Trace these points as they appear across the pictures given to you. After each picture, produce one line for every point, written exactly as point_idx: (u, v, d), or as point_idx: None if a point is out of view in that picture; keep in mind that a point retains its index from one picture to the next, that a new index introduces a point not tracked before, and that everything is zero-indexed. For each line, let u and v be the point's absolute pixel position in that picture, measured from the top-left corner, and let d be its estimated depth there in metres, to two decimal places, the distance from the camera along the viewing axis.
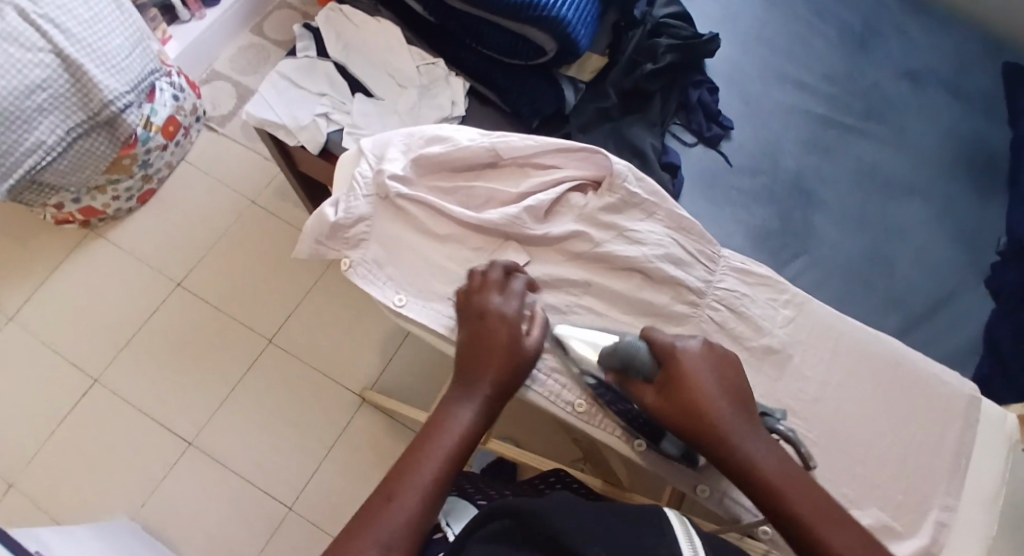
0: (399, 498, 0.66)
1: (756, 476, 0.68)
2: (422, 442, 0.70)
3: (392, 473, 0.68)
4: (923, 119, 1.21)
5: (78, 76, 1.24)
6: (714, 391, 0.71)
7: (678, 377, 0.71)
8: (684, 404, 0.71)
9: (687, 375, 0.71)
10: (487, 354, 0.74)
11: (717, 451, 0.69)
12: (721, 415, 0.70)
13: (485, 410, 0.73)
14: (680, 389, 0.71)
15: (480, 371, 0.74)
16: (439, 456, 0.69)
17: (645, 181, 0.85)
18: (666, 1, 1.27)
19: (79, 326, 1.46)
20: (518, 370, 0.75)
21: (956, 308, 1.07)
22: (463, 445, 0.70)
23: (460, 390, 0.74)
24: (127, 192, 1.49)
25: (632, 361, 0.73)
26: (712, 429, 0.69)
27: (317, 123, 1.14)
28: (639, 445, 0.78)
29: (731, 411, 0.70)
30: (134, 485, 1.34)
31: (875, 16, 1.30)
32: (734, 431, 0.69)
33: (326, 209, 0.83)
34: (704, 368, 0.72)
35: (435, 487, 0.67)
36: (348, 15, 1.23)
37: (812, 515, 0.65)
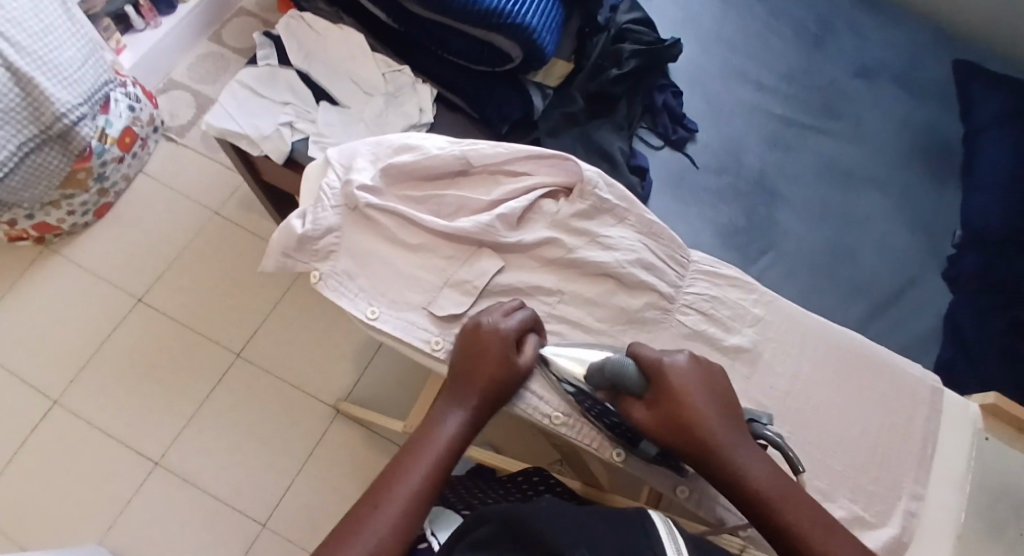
0: (383, 507, 0.66)
1: (752, 489, 0.67)
2: (411, 449, 0.71)
3: (381, 478, 0.69)
4: (879, 116, 1.23)
5: (29, 88, 1.20)
6: (704, 404, 0.70)
7: (669, 391, 0.71)
8: (674, 416, 0.70)
9: (678, 389, 0.70)
10: (480, 366, 0.74)
11: (712, 467, 0.69)
12: (712, 426, 0.69)
13: (474, 419, 0.73)
14: (672, 403, 0.70)
15: (471, 384, 0.74)
16: (427, 463, 0.69)
17: (615, 187, 0.86)
18: (628, 6, 1.28)
19: (37, 346, 1.41)
20: (511, 384, 0.74)
21: (918, 299, 1.10)
22: (450, 452, 0.70)
23: (451, 399, 0.74)
24: (84, 206, 1.45)
25: (623, 379, 0.71)
26: (705, 443, 0.69)
27: (282, 132, 1.12)
28: (618, 455, 0.78)
29: (722, 422, 0.70)
30: (100, 509, 1.30)
31: (829, 16, 1.33)
32: (725, 442, 0.69)
33: (293, 222, 0.82)
34: (694, 381, 0.71)
35: (420, 494, 0.67)
36: (309, 22, 1.22)
37: (805, 526, 0.66)
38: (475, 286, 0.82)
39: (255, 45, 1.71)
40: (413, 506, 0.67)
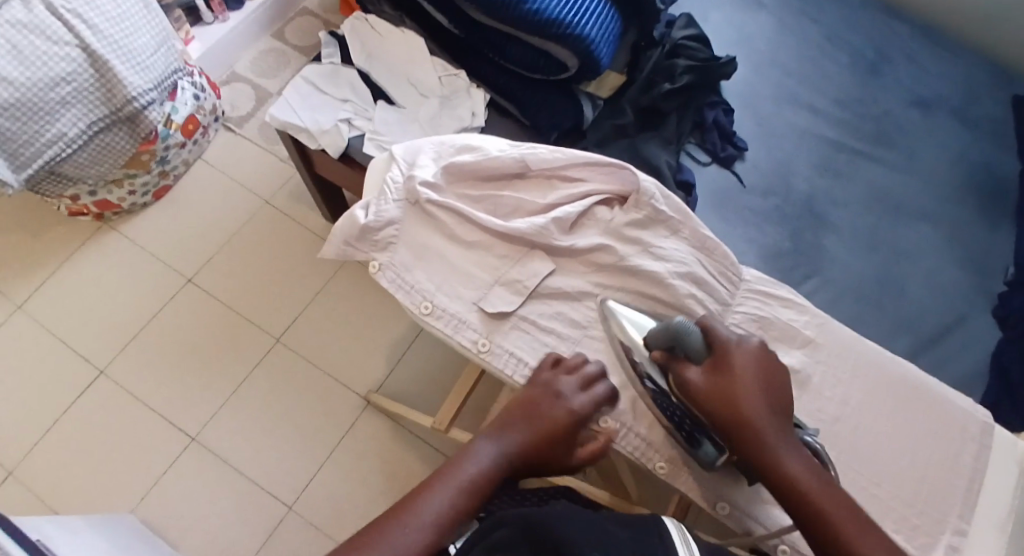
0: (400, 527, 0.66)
1: (788, 478, 0.69)
2: (442, 472, 0.71)
3: (408, 495, 0.69)
4: (933, 148, 1.22)
5: (103, 70, 1.25)
6: (753, 386, 0.72)
7: (723, 366, 0.73)
8: (724, 392, 0.72)
9: (731, 364, 0.73)
10: (534, 415, 0.75)
11: (752, 447, 0.71)
12: (757, 408, 0.71)
13: (510, 456, 0.73)
14: (722, 378, 0.73)
15: (514, 428, 0.75)
16: (455, 486, 0.69)
17: (671, 199, 0.86)
18: (685, 22, 1.27)
19: (88, 318, 1.47)
20: (556, 439, 0.74)
21: (964, 335, 1.08)
22: (480, 483, 0.70)
23: (490, 434, 0.75)
24: (144, 187, 1.50)
25: (681, 344, 0.75)
26: (754, 423, 0.71)
27: (339, 128, 1.16)
28: (659, 467, 0.82)
29: (768, 406, 0.72)
30: (135, 480, 1.34)
31: (889, 44, 1.32)
32: (771, 429, 0.71)
33: (357, 212, 0.86)
34: (750, 361, 0.74)
35: (442, 516, 0.67)
36: (373, 24, 1.25)
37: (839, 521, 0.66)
38: (526, 286, 0.84)
39: (316, 43, 1.75)
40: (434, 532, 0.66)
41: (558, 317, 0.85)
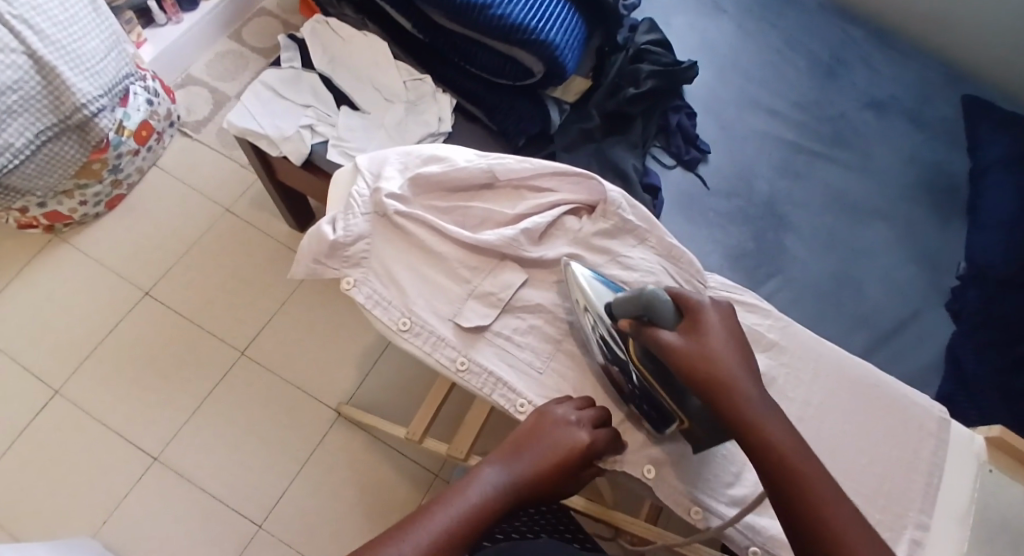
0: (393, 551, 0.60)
1: (767, 442, 0.64)
2: (448, 493, 0.68)
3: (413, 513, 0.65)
4: (889, 148, 1.25)
5: (51, 77, 1.20)
6: (729, 345, 0.69)
7: (698, 325, 0.69)
8: (700, 350, 0.68)
9: (706, 323, 0.69)
10: (543, 442, 0.74)
11: (729, 411, 0.66)
12: (737, 367, 0.68)
13: (518, 483, 0.71)
14: (699, 335, 0.69)
15: (522, 454, 0.73)
16: (462, 506, 0.66)
17: (638, 208, 0.87)
18: (648, 26, 1.27)
19: (39, 335, 1.41)
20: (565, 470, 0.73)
21: (922, 331, 1.11)
22: (487, 507, 0.67)
23: (497, 459, 0.72)
24: (96, 197, 1.45)
25: (654, 307, 0.71)
26: (732, 387, 0.67)
27: (302, 134, 1.13)
28: (648, 472, 0.80)
29: (745, 366, 0.68)
30: (94, 503, 1.29)
31: (845, 47, 1.35)
32: (748, 393, 0.67)
33: (324, 227, 0.84)
34: (724, 321, 0.70)
35: (448, 534, 0.64)
36: (336, 27, 1.23)
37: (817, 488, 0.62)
38: (499, 299, 0.84)
39: (275, 46, 1.71)
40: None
41: (531, 330, 0.85)
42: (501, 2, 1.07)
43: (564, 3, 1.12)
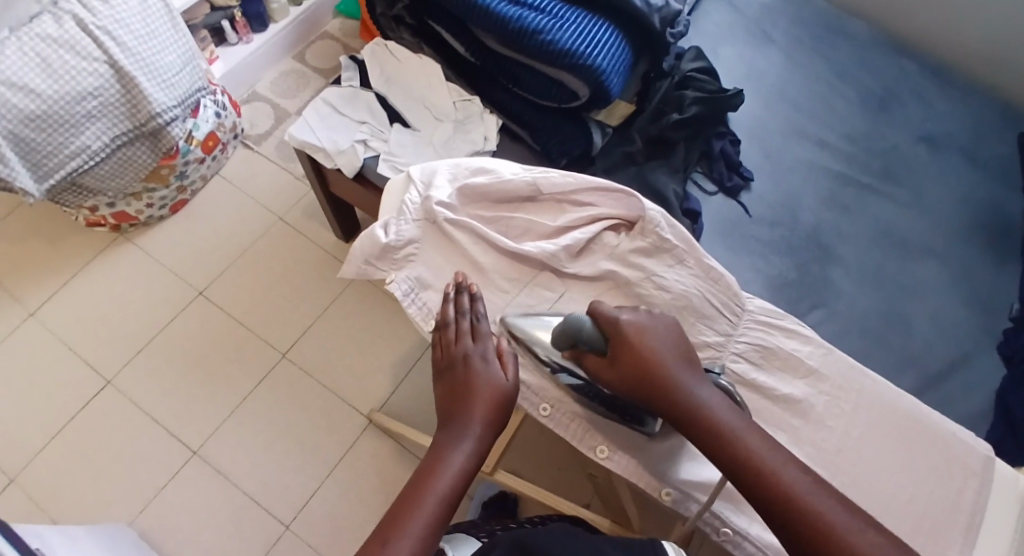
0: (419, 506, 0.73)
1: (708, 425, 0.75)
2: (417, 487, 0.75)
3: (391, 518, 0.73)
4: (940, 185, 1.24)
5: (130, 87, 1.28)
6: (661, 356, 0.77)
7: (627, 344, 0.77)
8: (636, 370, 0.77)
9: (636, 340, 0.77)
10: (475, 393, 0.80)
11: (672, 409, 0.76)
12: (667, 371, 0.77)
13: (478, 448, 0.78)
14: (629, 356, 0.77)
15: (468, 420, 0.79)
16: (435, 496, 0.74)
17: (677, 228, 0.87)
18: (694, 55, 1.30)
19: (97, 327, 1.49)
20: (502, 409, 0.80)
21: (970, 372, 1.09)
22: (458, 483, 0.76)
23: (447, 438, 0.79)
24: (162, 200, 1.54)
25: (580, 334, 0.78)
26: (666, 388, 0.76)
27: (355, 148, 1.21)
28: (667, 495, 0.84)
29: (678, 370, 0.77)
30: (134, 491, 1.35)
31: (896, 82, 1.35)
32: (680, 389, 0.76)
33: (378, 231, 0.89)
34: (653, 331, 0.79)
35: (432, 522, 0.73)
36: (392, 51, 1.29)
37: (753, 458, 0.72)
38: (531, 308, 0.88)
39: (335, 66, 1.80)
40: (455, 497, 0.75)
41: None
42: (550, 27, 1.10)
43: (612, 28, 1.14)
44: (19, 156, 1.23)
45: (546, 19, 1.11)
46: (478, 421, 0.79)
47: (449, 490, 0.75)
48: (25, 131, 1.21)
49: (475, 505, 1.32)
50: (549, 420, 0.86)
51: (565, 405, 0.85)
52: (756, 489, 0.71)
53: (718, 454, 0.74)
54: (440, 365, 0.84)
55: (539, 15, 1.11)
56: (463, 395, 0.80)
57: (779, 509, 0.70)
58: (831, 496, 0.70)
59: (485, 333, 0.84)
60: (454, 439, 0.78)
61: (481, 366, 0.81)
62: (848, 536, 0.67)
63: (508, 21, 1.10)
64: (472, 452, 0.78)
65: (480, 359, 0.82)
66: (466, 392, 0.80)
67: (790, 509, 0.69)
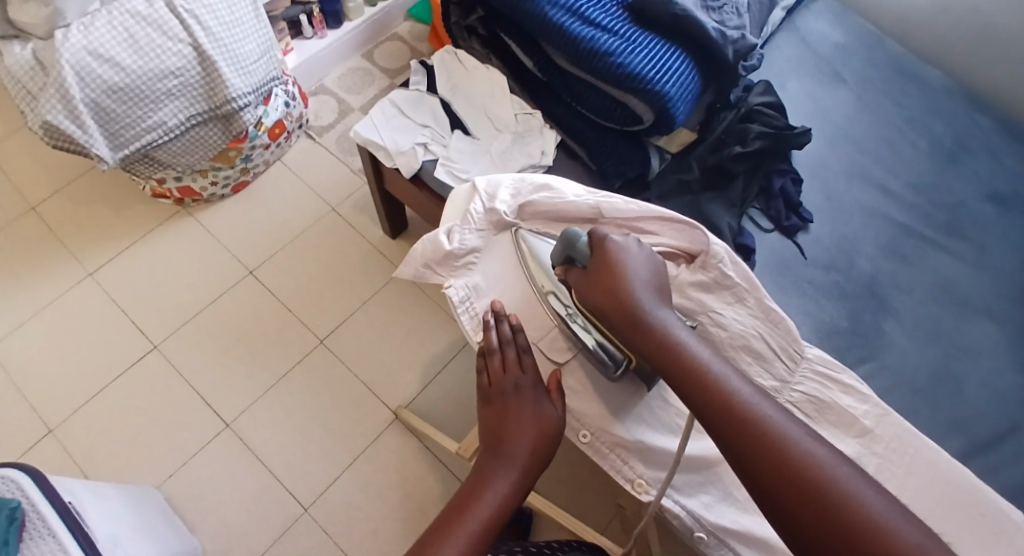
0: (461, 526, 0.76)
1: (670, 348, 0.74)
2: (460, 509, 0.78)
3: (432, 535, 0.76)
4: (1007, 248, 1.20)
5: (210, 71, 1.33)
6: (636, 277, 0.77)
7: (605, 259, 0.78)
8: (607, 284, 0.77)
9: (615, 257, 0.78)
10: (523, 425, 0.83)
11: (634, 329, 0.75)
12: (636, 293, 0.76)
13: (522, 480, 0.81)
14: (605, 270, 0.78)
15: (514, 449, 0.82)
16: (477, 520, 0.77)
17: (740, 266, 0.87)
18: (763, 89, 1.28)
19: (149, 295, 1.54)
20: (548, 444, 0.83)
21: (1022, 442, 1.04)
22: (500, 511, 0.79)
23: (494, 464, 0.81)
24: (225, 180, 1.59)
25: (574, 249, 0.81)
26: (632, 308, 0.76)
27: (416, 150, 1.24)
28: (699, 538, 0.85)
29: (651, 294, 0.77)
30: (164, 457, 1.39)
31: (970, 138, 1.31)
32: (645, 312, 0.76)
33: (441, 238, 0.92)
34: (635, 255, 0.79)
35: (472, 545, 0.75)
36: (461, 58, 1.32)
37: (708, 382, 0.71)
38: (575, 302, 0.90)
39: (403, 68, 1.83)
40: (496, 524, 0.78)
41: None
42: (622, 51, 1.11)
43: (683, 57, 1.14)
44: (98, 125, 1.28)
45: (619, 43, 1.12)
46: (524, 451, 0.82)
47: (489, 516, 0.78)
48: (106, 101, 1.26)
49: None
50: (590, 447, 0.87)
51: (604, 433, 0.86)
52: (699, 399, 0.71)
53: (671, 375, 0.73)
54: (489, 393, 0.86)
55: (613, 37, 1.12)
56: (512, 423, 0.83)
57: (716, 418, 0.69)
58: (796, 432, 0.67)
59: (533, 362, 0.86)
60: (501, 466, 0.81)
61: (530, 396, 0.84)
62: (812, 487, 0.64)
63: (580, 40, 1.11)
64: (517, 480, 0.81)
65: (530, 389, 0.84)
66: (515, 420, 0.83)
67: (727, 418, 0.69)
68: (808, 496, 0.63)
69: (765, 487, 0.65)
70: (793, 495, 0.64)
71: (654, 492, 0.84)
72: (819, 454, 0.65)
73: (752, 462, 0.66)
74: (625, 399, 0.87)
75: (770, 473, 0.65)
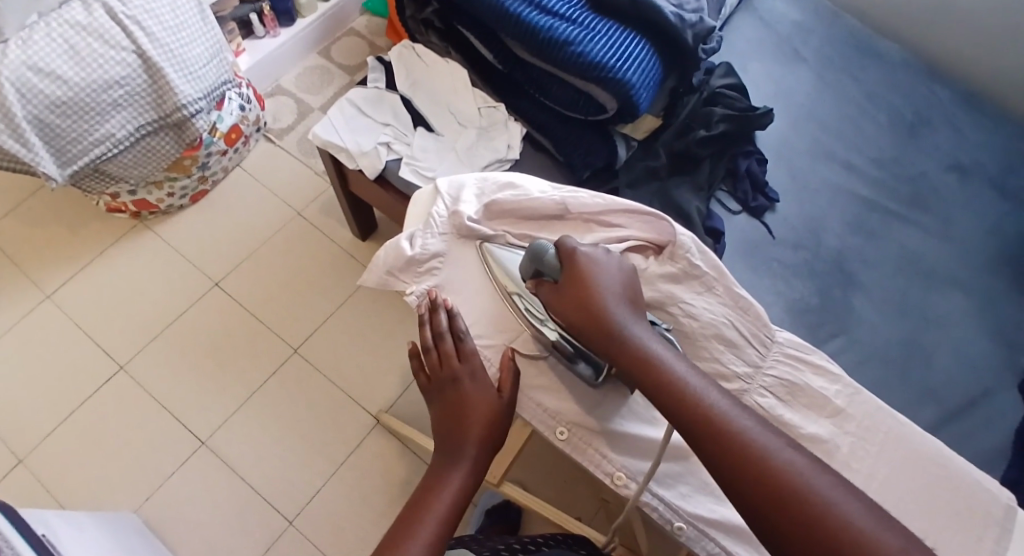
0: (421, 525, 0.77)
1: (645, 361, 0.73)
2: (419, 509, 0.79)
3: (390, 540, 0.76)
4: (969, 217, 1.21)
5: (157, 77, 1.29)
6: (607, 290, 0.76)
7: (577, 274, 0.77)
8: (580, 299, 0.76)
9: (586, 271, 0.77)
10: (469, 415, 0.82)
11: (607, 344, 0.75)
12: (608, 308, 0.75)
13: (475, 469, 0.81)
14: (577, 285, 0.76)
15: (464, 440, 0.81)
16: (434, 518, 0.78)
17: (707, 255, 0.87)
18: (724, 72, 1.27)
19: (113, 313, 1.49)
20: (495, 428, 0.82)
21: (992, 408, 1.05)
22: (456, 504, 0.79)
23: (446, 458, 0.82)
24: (183, 190, 1.54)
25: (543, 263, 0.79)
26: (606, 324, 0.75)
27: (378, 150, 1.21)
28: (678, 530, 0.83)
29: (622, 307, 0.76)
30: (141, 479, 1.35)
31: (928, 109, 1.31)
32: (618, 326, 0.75)
33: (403, 243, 0.90)
34: (605, 267, 0.78)
35: (431, 544, 0.76)
36: (420, 53, 1.29)
37: (686, 394, 0.70)
38: None
39: (361, 64, 1.79)
40: (454, 517, 0.79)
41: None
42: (581, 39, 1.09)
43: (644, 43, 1.13)
44: (43, 142, 1.23)
45: (578, 30, 1.10)
46: (474, 440, 0.81)
47: (446, 511, 0.79)
48: (50, 117, 1.22)
49: (477, 512, 1.31)
50: (566, 442, 0.85)
51: (580, 427, 0.85)
52: (679, 416, 0.70)
53: (647, 390, 0.72)
54: (431, 386, 0.85)
55: (571, 25, 1.10)
56: (457, 416, 0.82)
57: (697, 435, 0.69)
58: (778, 441, 0.67)
59: (473, 350, 0.84)
60: (452, 460, 0.81)
61: (472, 385, 0.82)
62: (793, 492, 0.64)
63: (539, 30, 1.09)
64: (469, 470, 0.81)
65: (471, 379, 0.82)
66: (460, 413, 0.82)
67: (707, 435, 0.68)
68: (790, 504, 0.63)
69: (752, 503, 0.65)
70: (778, 510, 0.64)
71: (634, 484, 0.83)
72: (799, 461, 0.65)
73: (737, 478, 0.66)
74: (600, 396, 0.85)
75: (754, 488, 0.65)
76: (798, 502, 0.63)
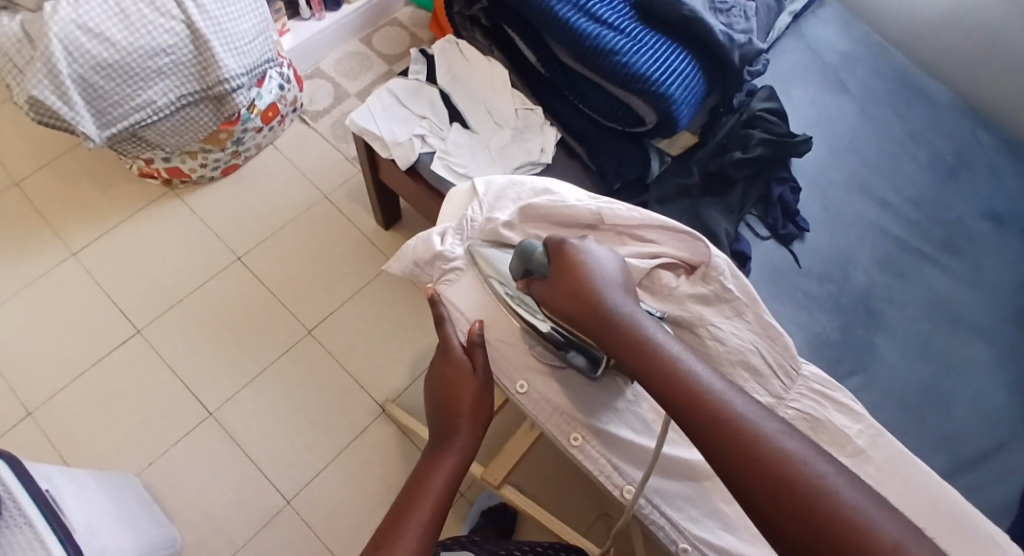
0: (418, 508, 0.77)
1: (640, 346, 0.72)
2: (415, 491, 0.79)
3: (388, 525, 0.76)
4: (1001, 267, 1.19)
5: (203, 49, 1.30)
6: (603, 277, 0.75)
7: (566, 262, 0.76)
8: (572, 285, 0.75)
9: (576, 259, 0.76)
10: (454, 395, 0.82)
11: (602, 329, 0.74)
12: (603, 292, 0.74)
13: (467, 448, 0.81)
14: (566, 273, 0.76)
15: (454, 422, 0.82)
16: (429, 501, 0.77)
17: (740, 279, 0.86)
18: (767, 94, 1.26)
19: (134, 277, 1.51)
20: (482, 406, 0.82)
21: (1006, 462, 1.03)
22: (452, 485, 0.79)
23: (440, 441, 0.82)
24: (215, 162, 1.55)
25: (531, 261, 0.79)
26: (601, 307, 0.74)
27: (413, 142, 1.22)
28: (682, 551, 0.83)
29: (618, 293, 0.75)
30: (145, 443, 1.36)
31: (970, 153, 1.30)
32: (611, 310, 0.74)
33: (434, 238, 0.91)
34: (599, 257, 0.77)
35: (428, 527, 0.76)
36: (463, 50, 1.30)
37: (679, 379, 0.69)
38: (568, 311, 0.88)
39: (400, 55, 1.80)
40: (448, 497, 0.79)
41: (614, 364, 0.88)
42: (628, 50, 1.09)
43: (689, 59, 1.12)
44: (85, 102, 1.25)
45: (626, 41, 1.09)
46: (464, 420, 0.81)
47: (442, 491, 0.78)
48: (94, 77, 1.23)
49: (473, 511, 1.31)
50: (579, 451, 0.85)
51: (594, 435, 0.84)
52: (691, 424, 0.67)
53: (643, 375, 0.71)
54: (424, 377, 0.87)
55: (620, 36, 1.10)
56: (445, 398, 0.83)
57: (691, 419, 0.67)
58: (774, 425, 0.65)
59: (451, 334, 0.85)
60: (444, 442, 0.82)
61: (453, 365, 0.84)
62: (781, 471, 0.61)
63: (585, 38, 1.08)
64: (463, 451, 0.81)
65: (451, 360, 0.84)
66: (445, 395, 0.83)
67: (700, 419, 0.66)
68: (784, 489, 0.61)
69: (743, 487, 0.63)
70: (779, 504, 0.61)
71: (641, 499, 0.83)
72: (795, 447, 0.63)
73: (732, 464, 0.63)
74: (615, 407, 0.86)
75: (745, 473, 0.63)
76: (787, 483, 0.61)
